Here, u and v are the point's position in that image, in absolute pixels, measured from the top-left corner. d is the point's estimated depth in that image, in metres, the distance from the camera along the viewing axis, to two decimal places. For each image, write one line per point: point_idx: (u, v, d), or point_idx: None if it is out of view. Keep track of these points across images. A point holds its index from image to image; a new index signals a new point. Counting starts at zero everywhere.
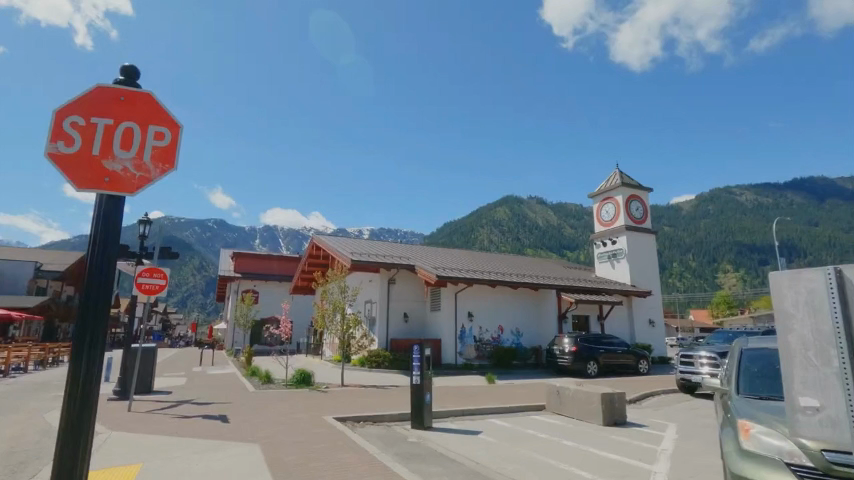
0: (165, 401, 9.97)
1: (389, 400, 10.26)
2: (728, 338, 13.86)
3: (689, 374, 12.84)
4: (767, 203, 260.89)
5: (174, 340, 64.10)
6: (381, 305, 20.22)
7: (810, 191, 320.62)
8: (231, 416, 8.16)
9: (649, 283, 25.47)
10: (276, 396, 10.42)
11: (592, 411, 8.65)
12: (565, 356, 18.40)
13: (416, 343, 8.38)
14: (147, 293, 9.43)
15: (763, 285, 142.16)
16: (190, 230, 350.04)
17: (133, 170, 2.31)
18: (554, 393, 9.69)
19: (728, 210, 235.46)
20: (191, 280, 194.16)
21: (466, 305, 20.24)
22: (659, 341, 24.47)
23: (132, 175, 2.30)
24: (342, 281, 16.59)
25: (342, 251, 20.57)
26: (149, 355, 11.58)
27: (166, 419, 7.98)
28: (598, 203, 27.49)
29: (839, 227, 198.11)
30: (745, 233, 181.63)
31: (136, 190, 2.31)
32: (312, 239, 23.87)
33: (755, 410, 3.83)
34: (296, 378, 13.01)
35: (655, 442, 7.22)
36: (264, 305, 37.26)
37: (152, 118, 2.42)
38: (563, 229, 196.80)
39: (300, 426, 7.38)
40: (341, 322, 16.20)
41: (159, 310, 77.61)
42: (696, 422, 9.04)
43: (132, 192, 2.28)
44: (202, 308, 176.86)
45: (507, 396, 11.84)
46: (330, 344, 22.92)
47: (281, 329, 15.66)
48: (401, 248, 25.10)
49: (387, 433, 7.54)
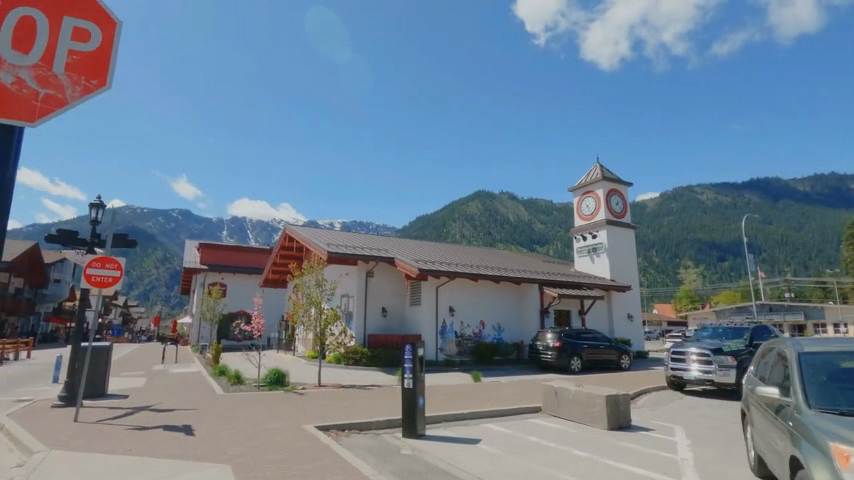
0: (120, 408, 8.82)
1: (373, 403, 9.44)
2: (716, 333, 13.65)
3: (680, 371, 12.50)
4: (726, 203, 272.11)
5: (133, 334, 61.11)
6: (359, 300, 19.29)
7: (765, 191, 336.16)
8: (198, 427, 7.15)
9: (628, 278, 25.41)
10: (248, 400, 9.42)
11: (596, 414, 8.07)
12: (549, 352, 17.98)
13: (407, 342, 7.57)
14: (98, 286, 8.25)
15: (721, 281, 148.15)
16: (152, 220, 336.88)
17: (36, 84, 1.63)
18: (551, 394, 9.09)
19: (689, 208, 243.94)
20: (154, 272, 186.94)
21: (447, 299, 19.55)
22: (636, 336, 24.44)
23: (35, 91, 1.62)
24: (319, 273, 15.54)
25: (317, 242, 19.49)
26: (102, 352, 10.30)
27: (119, 432, 6.90)
28: (578, 196, 27.29)
29: (791, 226, 208.45)
30: (706, 231, 188.61)
31: (41, 116, 1.63)
32: (285, 230, 22.70)
33: (842, 428, 3.21)
34: (270, 378, 11.99)
35: (669, 449, 6.66)
36: (232, 299, 35.55)
37: (68, 9, 1.70)
38: (534, 223, 199.38)
39: (278, 440, 6.47)
40: (318, 317, 15.13)
41: (117, 304, 73.90)
42: (701, 424, 8.59)
43: (36, 117, 1.60)
44: (165, 302, 170.75)
45: (498, 396, 11.18)
46: (304, 340, 21.94)
47: (252, 324, 14.53)
48: (378, 240, 24.14)
49: (377, 444, 6.73)
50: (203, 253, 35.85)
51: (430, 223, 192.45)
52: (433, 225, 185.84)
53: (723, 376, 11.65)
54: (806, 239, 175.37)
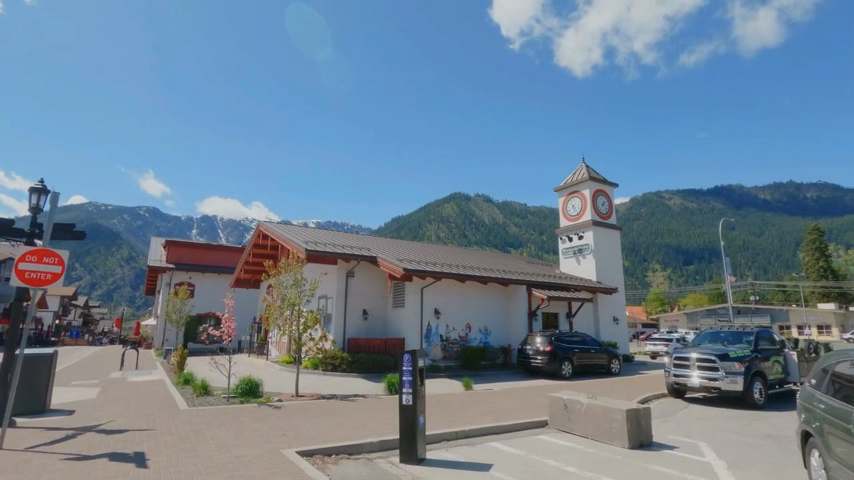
0: (59, 429, 7.43)
1: (361, 419, 8.35)
2: (717, 337, 13.04)
3: (683, 378, 11.82)
4: (692, 208, 281.02)
5: (95, 336, 58.12)
6: (339, 301, 18.15)
7: (729, 198, 349.16)
8: (154, 455, 5.91)
9: (613, 280, 24.97)
10: (214, 417, 8.16)
11: (615, 431, 7.20)
12: (539, 356, 17.21)
13: (406, 351, 6.50)
14: (33, 284, 6.91)
15: (688, 283, 152.17)
16: (118, 217, 324.53)
17: None
18: (560, 407, 8.20)
19: (659, 212, 250.25)
20: (119, 271, 179.68)
21: (432, 301, 18.55)
22: (622, 338, 23.98)
23: None
24: (298, 272, 14.25)
25: (295, 239, 18.27)
26: (40, 361, 8.84)
27: (55, 463, 5.60)
28: (564, 197, 26.79)
29: (752, 231, 216.88)
30: (674, 235, 193.95)
31: None
32: (258, 227, 21.29)
33: None
34: (241, 389, 10.72)
35: (709, 475, 5.84)
36: (201, 300, 33.62)
37: None
38: (509, 225, 200.98)
39: (253, 472, 5.30)
40: (296, 321, 13.82)
41: (77, 304, 70.26)
42: (723, 439, 7.87)
43: None
44: (130, 302, 163.81)
45: (495, 407, 10.25)
46: (279, 344, 20.60)
47: (222, 328, 13.14)
48: (359, 238, 22.97)
49: (372, 473, 5.67)
50: (169, 251, 33.71)
51: (406, 225, 191.38)
52: (410, 227, 184.81)
53: (732, 383, 10.96)
54: (767, 244, 182.33)
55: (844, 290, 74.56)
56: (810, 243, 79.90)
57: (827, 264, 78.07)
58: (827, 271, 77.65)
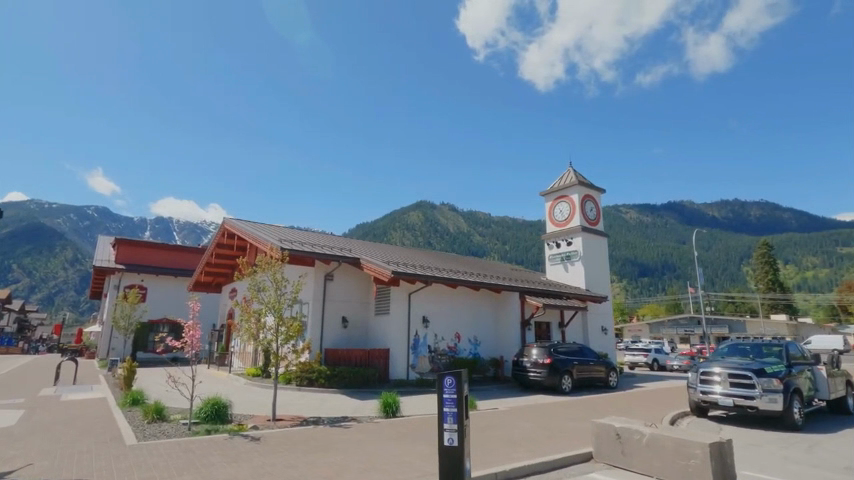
0: None
1: (368, 455, 6.62)
2: (738, 349, 12.08)
3: (709, 395, 10.66)
4: (647, 221, 291.74)
5: (30, 342, 53.09)
6: (316, 306, 16.25)
7: (681, 213, 364.93)
8: None
9: (601, 288, 24.08)
10: (172, 458, 6.16)
11: (694, 470, 5.77)
12: (537, 369, 15.85)
13: (448, 372, 4.83)
14: None
15: (644, 293, 156.28)
16: (63, 217, 304.59)
17: None
18: (612, 437, 6.78)
19: (618, 225, 257.01)
20: (60, 274, 167.12)
21: (420, 308, 16.87)
22: (610, 348, 23.05)
23: None
24: (278, 272, 12.15)
25: (266, 237, 16.32)
26: None
27: None
28: (551, 201, 25.86)
29: (702, 245, 226.64)
30: (632, 247, 200.06)
31: None
32: (224, 225, 19.09)
33: None
34: (206, 412, 8.75)
35: None
36: (154, 305, 30.53)
37: None
38: (474, 235, 201.60)
39: None
40: (275, 329, 11.73)
41: (11, 308, 63.77)
42: (803, 474, 6.64)
43: None
44: (75, 307, 152.77)
45: (515, 433, 8.69)
46: (245, 356, 18.40)
47: (184, 337, 10.94)
48: (335, 238, 21.09)
49: None
50: (120, 250, 30.81)
51: (372, 231, 187.98)
52: (375, 234, 181.78)
53: (769, 402, 9.84)
54: (717, 258, 190.54)
55: (790, 301, 77.60)
56: (760, 256, 82.01)
57: (775, 276, 80.76)
58: (775, 283, 80.36)
